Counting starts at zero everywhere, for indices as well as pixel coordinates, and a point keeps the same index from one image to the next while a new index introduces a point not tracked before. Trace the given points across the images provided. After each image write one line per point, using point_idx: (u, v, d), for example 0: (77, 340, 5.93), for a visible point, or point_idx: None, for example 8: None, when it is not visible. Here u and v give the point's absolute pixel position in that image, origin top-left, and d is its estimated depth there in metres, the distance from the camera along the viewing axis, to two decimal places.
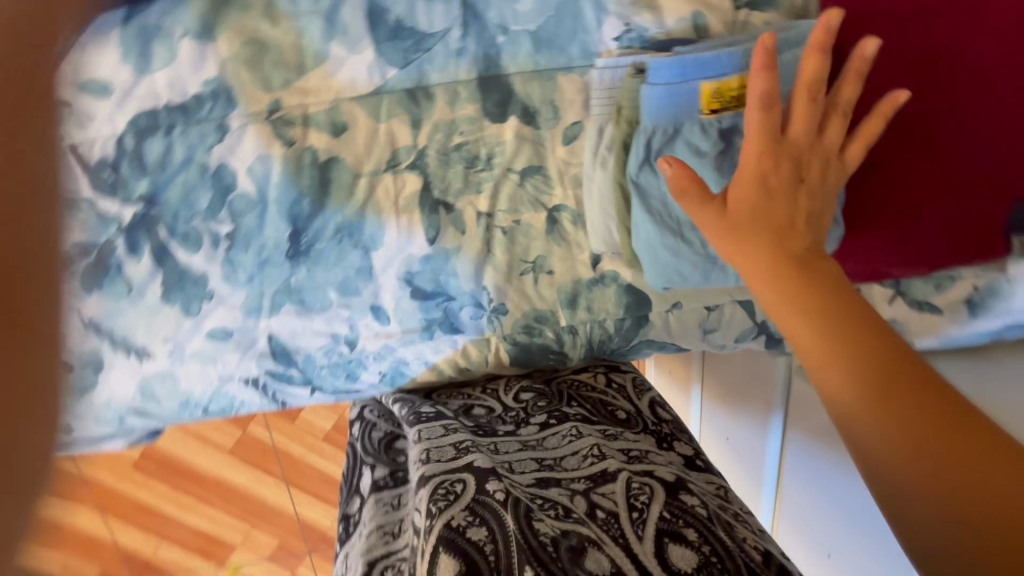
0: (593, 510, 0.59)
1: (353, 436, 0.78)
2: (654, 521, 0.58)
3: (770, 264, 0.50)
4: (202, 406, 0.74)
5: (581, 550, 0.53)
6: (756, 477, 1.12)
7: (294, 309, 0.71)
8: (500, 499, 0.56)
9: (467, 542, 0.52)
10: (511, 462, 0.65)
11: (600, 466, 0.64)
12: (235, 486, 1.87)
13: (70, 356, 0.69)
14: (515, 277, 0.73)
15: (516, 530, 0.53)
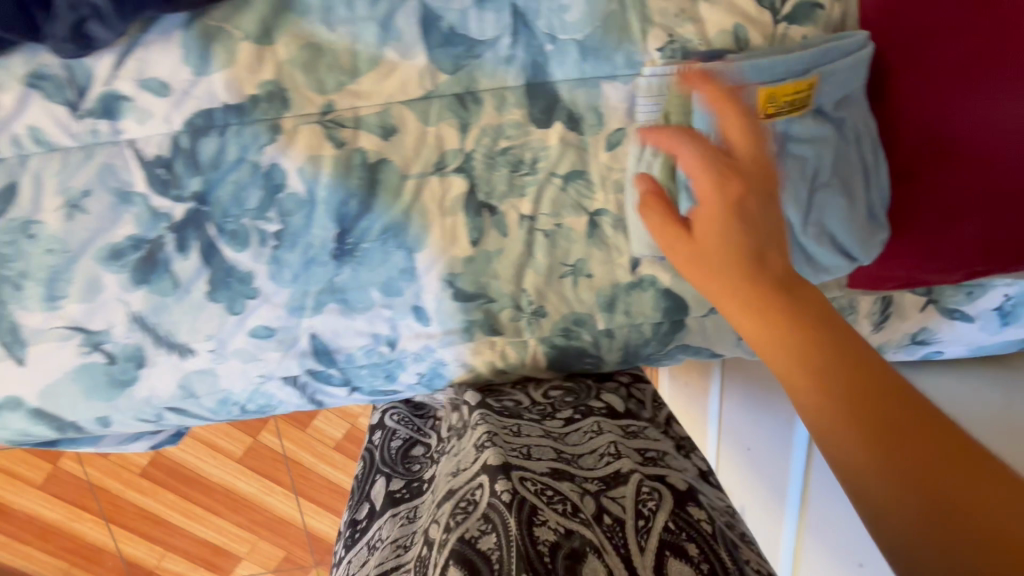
0: (600, 514, 0.60)
1: (368, 441, 0.83)
2: (660, 532, 0.59)
3: (749, 298, 0.48)
4: (240, 405, 0.75)
5: (580, 557, 0.54)
6: (781, 487, 1.11)
7: (337, 308, 0.72)
8: (506, 501, 0.57)
9: (475, 550, 0.53)
10: (528, 446, 0.68)
11: (620, 467, 0.67)
12: (244, 495, 1.86)
13: (114, 351, 0.70)
14: (555, 280, 0.74)
15: (519, 534, 0.54)
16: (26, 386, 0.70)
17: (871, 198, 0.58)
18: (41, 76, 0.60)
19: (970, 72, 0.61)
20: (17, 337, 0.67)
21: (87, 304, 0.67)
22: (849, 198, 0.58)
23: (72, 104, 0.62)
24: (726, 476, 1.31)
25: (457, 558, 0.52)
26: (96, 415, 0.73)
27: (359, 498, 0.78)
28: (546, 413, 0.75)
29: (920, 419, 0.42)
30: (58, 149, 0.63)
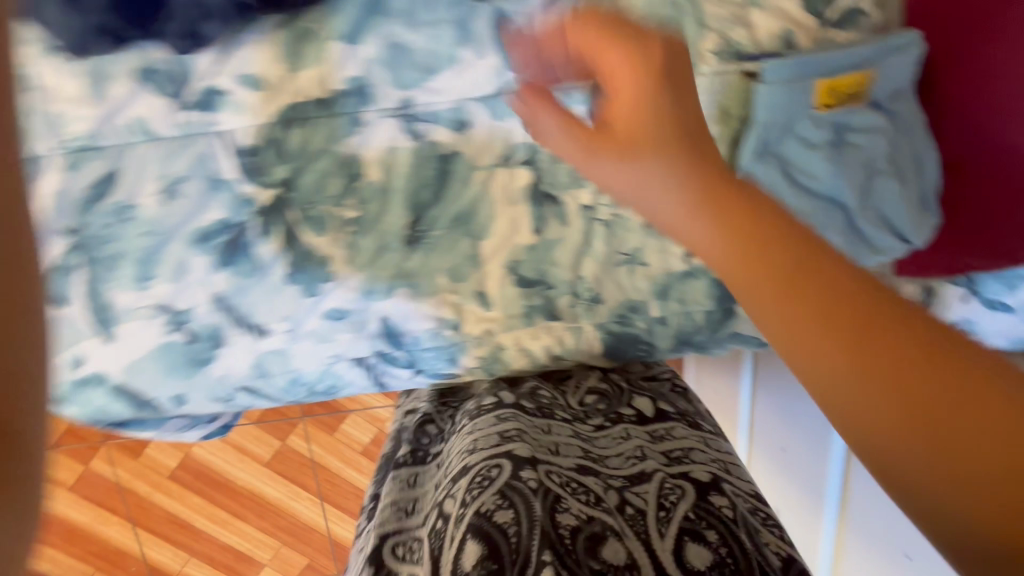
0: (622, 505, 0.64)
1: (399, 426, 0.87)
2: (679, 520, 0.62)
3: (719, 226, 0.55)
4: (309, 386, 0.78)
5: (600, 541, 0.58)
6: (819, 486, 1.11)
7: (406, 293, 0.75)
8: (530, 488, 0.61)
9: (492, 524, 0.57)
10: (557, 444, 0.71)
11: (646, 468, 0.69)
12: (270, 499, 1.86)
13: (195, 331, 0.73)
14: (612, 268, 0.77)
15: (541, 517, 0.58)
16: (112, 363, 0.73)
17: (923, 181, 0.62)
18: (151, 71, 0.65)
19: (1003, 78, 0.65)
20: (108, 315, 0.71)
21: (175, 284, 0.71)
22: (901, 178, 0.61)
23: (175, 97, 0.67)
24: (759, 476, 1.32)
25: (478, 535, 0.57)
26: (172, 393, 0.76)
27: (382, 474, 0.81)
28: (579, 417, 0.78)
29: (893, 336, 0.49)
30: (159, 138, 0.68)
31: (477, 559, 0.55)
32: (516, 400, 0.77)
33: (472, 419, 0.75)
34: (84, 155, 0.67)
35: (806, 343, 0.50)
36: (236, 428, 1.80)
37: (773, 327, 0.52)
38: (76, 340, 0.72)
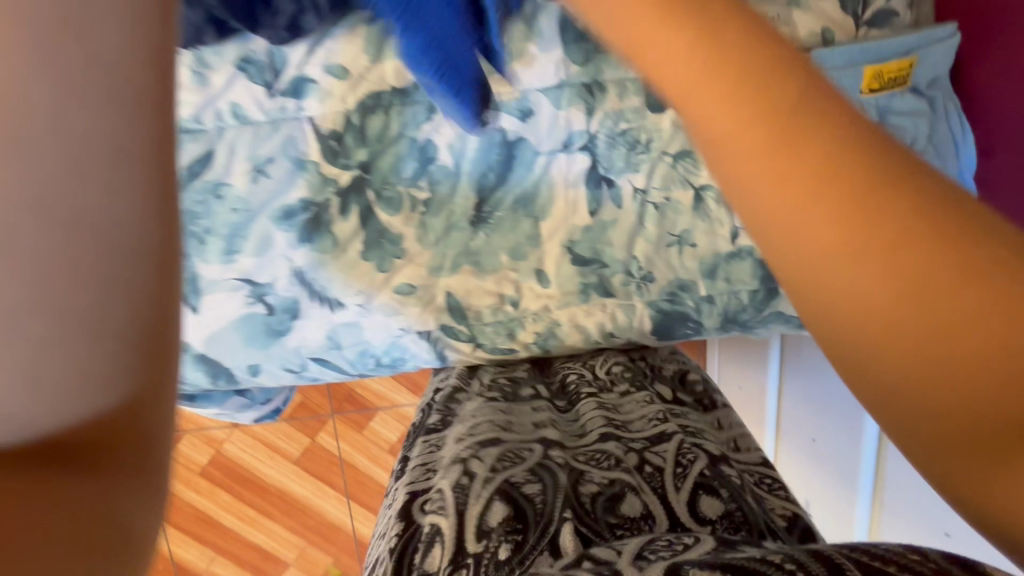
0: (641, 464, 0.64)
1: (426, 400, 0.82)
2: (694, 475, 0.62)
3: (737, 117, 0.29)
4: (376, 358, 0.82)
5: (618, 498, 0.59)
6: (852, 475, 1.14)
7: (470, 270, 0.80)
8: (560, 464, 0.63)
9: (520, 492, 0.58)
10: (582, 424, 0.72)
11: (668, 428, 0.69)
12: (297, 497, 1.87)
13: (274, 303, 0.78)
14: (663, 249, 0.82)
15: (566, 484, 0.60)
16: (196, 332, 0.78)
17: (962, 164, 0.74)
18: (249, 61, 0.72)
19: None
20: (196, 287, 0.77)
21: (258, 258, 0.77)
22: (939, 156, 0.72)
23: (269, 85, 0.73)
24: (789, 468, 1.35)
25: (506, 498, 0.57)
26: (248, 362, 0.80)
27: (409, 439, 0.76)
28: (603, 386, 0.79)
29: (911, 252, 0.27)
30: (251, 123, 0.74)
31: (503, 517, 0.55)
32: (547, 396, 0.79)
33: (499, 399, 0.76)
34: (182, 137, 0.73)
35: (862, 309, 0.27)
36: (268, 425, 1.84)
37: (758, 203, 0.29)
38: None
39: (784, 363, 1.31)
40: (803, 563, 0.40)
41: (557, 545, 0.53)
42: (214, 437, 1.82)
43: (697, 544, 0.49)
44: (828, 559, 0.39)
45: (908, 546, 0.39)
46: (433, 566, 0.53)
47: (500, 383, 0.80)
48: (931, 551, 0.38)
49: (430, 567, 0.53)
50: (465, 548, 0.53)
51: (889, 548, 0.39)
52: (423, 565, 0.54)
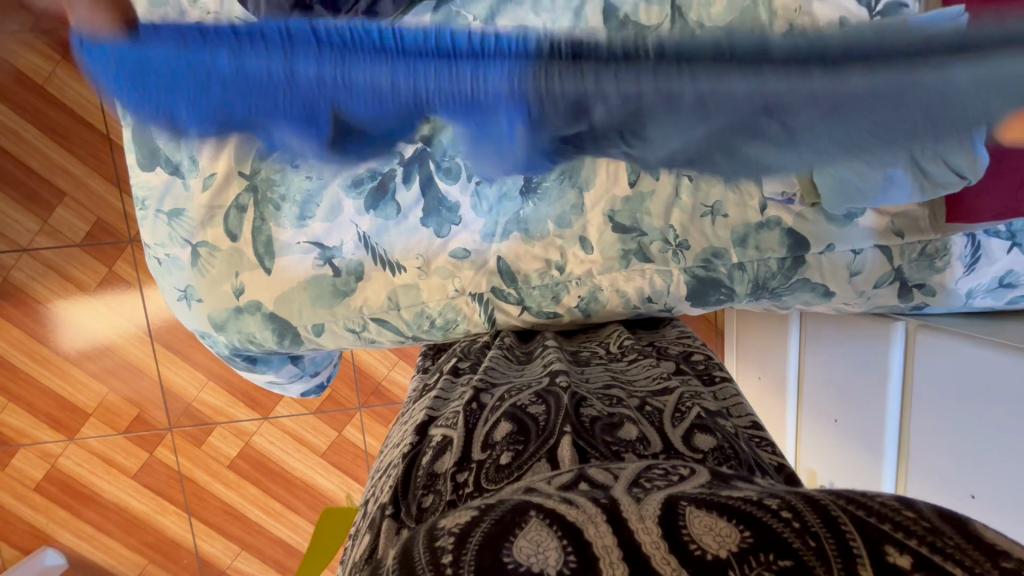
0: (642, 405, 0.68)
1: (458, 348, 0.91)
2: (692, 417, 0.65)
3: None
4: (430, 320, 0.89)
5: (618, 423, 0.62)
6: (875, 445, 1.16)
7: (520, 237, 0.86)
8: (563, 387, 0.66)
9: (525, 412, 0.63)
10: (589, 374, 0.79)
11: (671, 384, 0.74)
12: (323, 490, 1.90)
13: (340, 265, 0.85)
14: (697, 219, 0.86)
15: (569, 405, 0.63)
16: (267, 293, 0.85)
17: None
18: None
19: None
20: (269, 248, 0.84)
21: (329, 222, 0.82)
22: None
23: None
24: (814, 451, 1.39)
25: (512, 417, 0.62)
26: (313, 322, 0.87)
27: (429, 381, 0.85)
28: (615, 356, 0.85)
29: None
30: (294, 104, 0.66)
31: (508, 432, 0.60)
32: (559, 349, 0.85)
33: (512, 359, 0.83)
34: None
35: None
36: (296, 418, 1.86)
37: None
38: (240, 271, 0.84)
39: (805, 347, 1.39)
40: (799, 512, 0.42)
41: (554, 455, 0.56)
42: (243, 429, 1.84)
43: (692, 475, 0.50)
44: (825, 512, 0.41)
45: (900, 501, 0.42)
46: (439, 469, 0.58)
47: (516, 348, 0.88)
48: (924, 507, 0.41)
49: (438, 468, 0.58)
50: (470, 455, 0.58)
51: (884, 503, 0.41)
52: (432, 467, 0.59)
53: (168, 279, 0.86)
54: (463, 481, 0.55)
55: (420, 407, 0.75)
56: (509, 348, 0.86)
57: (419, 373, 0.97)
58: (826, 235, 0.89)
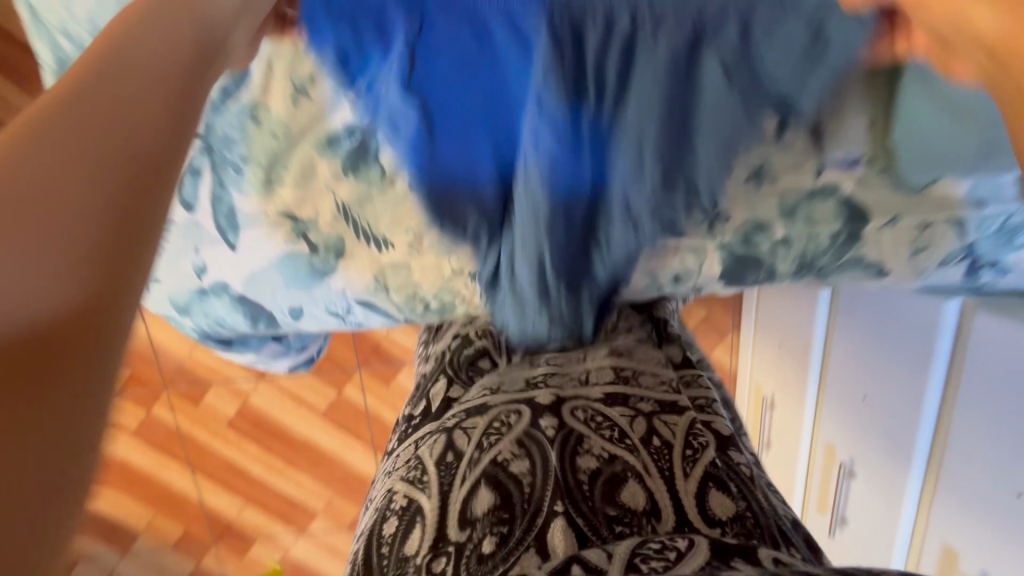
0: (648, 436, 0.61)
1: (445, 348, 0.82)
2: (705, 463, 0.59)
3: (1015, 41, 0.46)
4: (425, 303, 0.77)
5: (621, 481, 0.56)
6: (903, 447, 1.11)
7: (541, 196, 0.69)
8: (551, 436, 0.60)
9: (506, 473, 0.56)
10: (587, 372, 0.71)
11: (679, 402, 0.67)
12: (324, 448, 1.88)
13: (317, 241, 0.73)
14: (741, 186, 0.73)
15: (558, 466, 0.57)
16: (234, 270, 0.75)
17: None
18: None
19: None
20: (233, 221, 0.72)
21: (299, 191, 0.70)
22: None
23: None
24: (834, 432, 1.33)
25: (491, 483, 0.55)
26: (289, 305, 0.77)
27: (415, 399, 0.77)
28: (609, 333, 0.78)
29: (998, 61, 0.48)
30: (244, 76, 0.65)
31: (489, 507, 0.54)
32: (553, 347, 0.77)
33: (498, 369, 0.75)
34: None
35: None
36: (295, 378, 1.80)
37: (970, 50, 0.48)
38: (201, 246, 0.74)
39: (835, 328, 1.28)
40: None
41: (543, 544, 0.51)
42: (239, 388, 1.79)
43: (691, 553, 0.43)
44: None
45: None
46: (410, 551, 0.52)
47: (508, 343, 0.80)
48: None
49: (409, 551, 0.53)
50: (447, 532, 0.52)
51: None
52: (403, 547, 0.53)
53: None
54: (441, 571, 0.49)
55: (402, 450, 0.67)
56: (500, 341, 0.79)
57: (419, 360, 0.89)
58: (894, 206, 0.75)
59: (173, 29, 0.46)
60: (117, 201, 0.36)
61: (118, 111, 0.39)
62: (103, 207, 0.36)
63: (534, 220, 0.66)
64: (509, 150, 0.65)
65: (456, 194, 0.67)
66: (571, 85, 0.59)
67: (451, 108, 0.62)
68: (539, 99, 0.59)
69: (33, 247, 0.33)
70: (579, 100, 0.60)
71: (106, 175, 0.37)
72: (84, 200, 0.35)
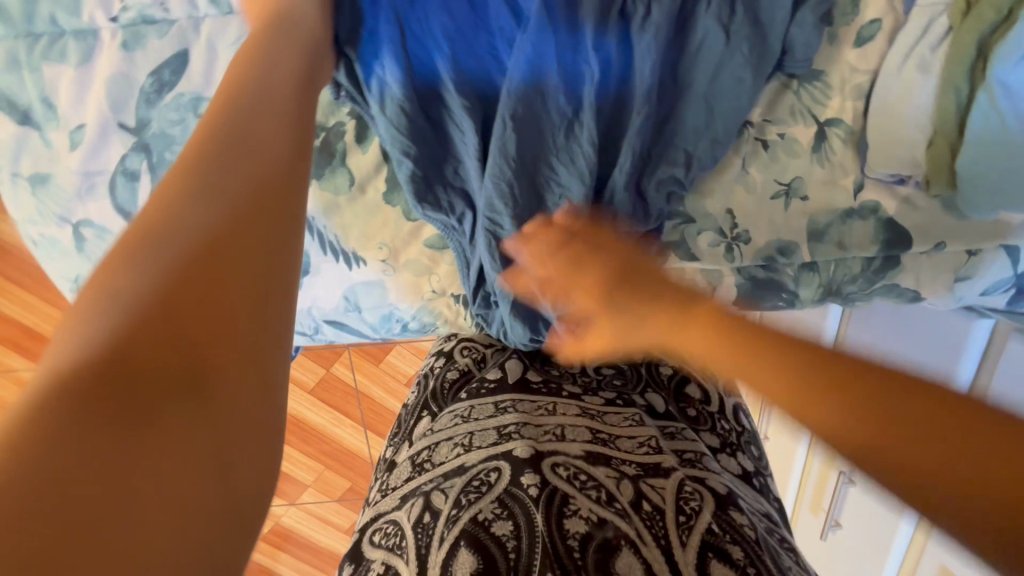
0: (638, 501, 0.51)
1: (426, 369, 0.73)
2: (702, 530, 0.50)
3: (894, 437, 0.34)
4: (402, 323, 0.69)
5: (613, 550, 0.46)
6: None
7: (549, 194, 0.60)
8: (534, 495, 0.50)
9: (487, 534, 0.48)
10: (561, 427, 0.59)
11: (664, 458, 0.57)
12: (314, 427, 1.70)
13: None
14: (767, 202, 0.64)
15: (545, 530, 0.47)
16: None
17: None
18: None
19: None
20: None
21: None
22: None
23: None
24: None
25: (472, 542, 0.47)
26: None
27: (398, 428, 0.70)
28: (588, 387, 0.66)
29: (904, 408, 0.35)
30: (177, 22, 0.55)
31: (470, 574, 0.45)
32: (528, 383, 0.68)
33: (468, 401, 0.64)
34: (141, 28, 0.54)
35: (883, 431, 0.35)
36: None
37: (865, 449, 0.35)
38: None
39: None
40: None
41: None
42: None
43: None
44: None
45: None
46: None
47: (490, 362, 0.71)
48: None
49: None
50: None
51: None
52: None
53: (52, 266, 0.62)
54: None
55: (380, 496, 0.61)
56: (480, 365, 0.71)
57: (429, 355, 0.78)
58: (937, 230, 0.63)
59: (291, 76, 0.44)
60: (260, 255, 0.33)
61: (254, 152, 0.36)
62: (258, 268, 0.33)
63: (551, 194, 0.60)
64: (512, 133, 0.56)
65: (442, 175, 0.60)
66: (567, 71, 0.56)
67: (444, 93, 0.57)
68: (536, 83, 0.56)
69: (189, 319, 0.29)
70: (579, 91, 0.57)
71: (253, 231, 0.33)
72: (238, 261, 0.32)
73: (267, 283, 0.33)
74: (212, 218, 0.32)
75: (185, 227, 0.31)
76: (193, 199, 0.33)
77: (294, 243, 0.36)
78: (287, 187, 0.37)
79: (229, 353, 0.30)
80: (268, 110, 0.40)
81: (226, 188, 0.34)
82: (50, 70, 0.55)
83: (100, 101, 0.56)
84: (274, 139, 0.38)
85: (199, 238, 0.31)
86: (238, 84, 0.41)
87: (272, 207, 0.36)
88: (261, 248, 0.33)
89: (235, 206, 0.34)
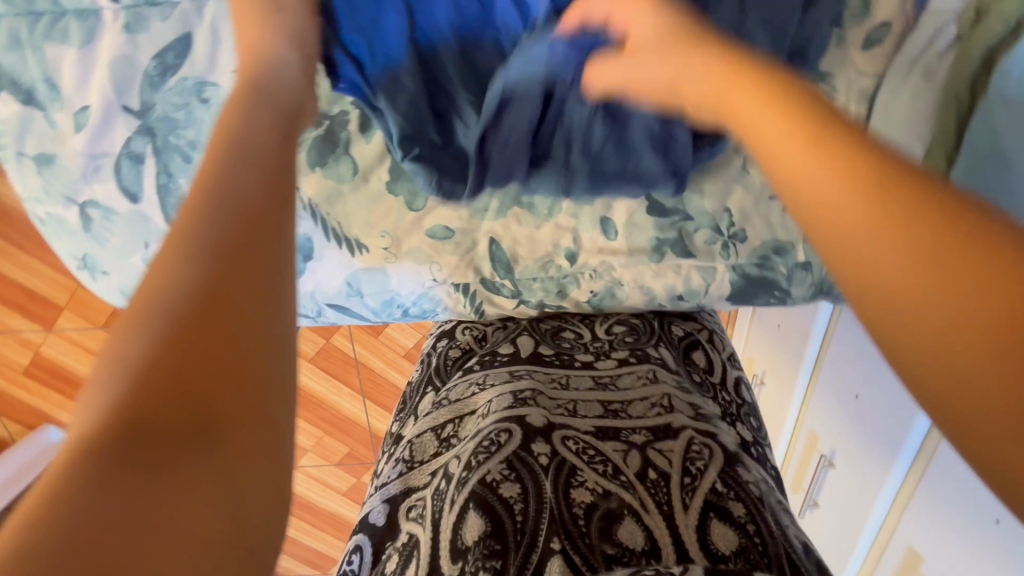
0: (644, 469, 0.54)
1: (429, 347, 0.76)
2: (705, 492, 0.52)
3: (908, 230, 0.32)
4: (403, 308, 0.71)
5: (616, 518, 0.49)
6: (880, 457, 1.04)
7: (562, 172, 0.61)
8: (543, 464, 0.52)
9: (495, 497, 0.50)
10: (574, 402, 0.61)
11: (671, 418, 0.59)
12: (313, 395, 1.73)
13: None
14: (765, 202, 0.65)
15: (552, 498, 0.50)
16: None
17: None
18: None
19: None
20: None
21: None
22: None
23: None
24: (819, 425, 1.25)
25: (481, 506, 0.49)
26: None
27: (406, 402, 0.72)
28: (600, 353, 0.69)
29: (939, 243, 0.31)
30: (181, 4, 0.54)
31: (479, 536, 0.48)
32: (538, 344, 0.69)
33: (480, 370, 0.66)
34: (144, 10, 0.54)
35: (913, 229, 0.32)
36: None
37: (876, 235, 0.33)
38: (150, 241, 0.62)
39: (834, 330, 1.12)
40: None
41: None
42: None
43: None
44: None
45: None
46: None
47: (500, 333, 0.72)
48: None
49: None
50: (440, 568, 0.48)
51: None
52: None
53: (59, 245, 0.63)
54: None
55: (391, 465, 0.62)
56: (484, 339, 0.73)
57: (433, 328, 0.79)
58: None
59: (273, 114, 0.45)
60: (257, 312, 0.33)
61: (242, 202, 0.36)
62: (257, 325, 0.33)
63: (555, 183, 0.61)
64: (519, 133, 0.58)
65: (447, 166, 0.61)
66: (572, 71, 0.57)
67: (451, 90, 0.59)
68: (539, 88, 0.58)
69: (193, 391, 0.30)
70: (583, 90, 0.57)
71: (247, 288, 0.33)
72: (235, 323, 0.32)
73: (267, 339, 0.33)
74: (207, 280, 0.32)
75: (183, 294, 0.32)
76: (187, 262, 0.33)
77: (284, 282, 0.36)
78: (281, 228, 0.37)
79: (235, 416, 0.31)
80: (255, 152, 0.40)
81: (217, 245, 0.34)
82: (53, 50, 0.54)
83: (103, 84, 0.55)
84: (259, 183, 0.38)
85: (197, 302, 0.32)
86: (222, 129, 0.41)
87: (265, 257, 0.35)
88: (258, 303, 0.34)
89: (229, 261, 0.34)
